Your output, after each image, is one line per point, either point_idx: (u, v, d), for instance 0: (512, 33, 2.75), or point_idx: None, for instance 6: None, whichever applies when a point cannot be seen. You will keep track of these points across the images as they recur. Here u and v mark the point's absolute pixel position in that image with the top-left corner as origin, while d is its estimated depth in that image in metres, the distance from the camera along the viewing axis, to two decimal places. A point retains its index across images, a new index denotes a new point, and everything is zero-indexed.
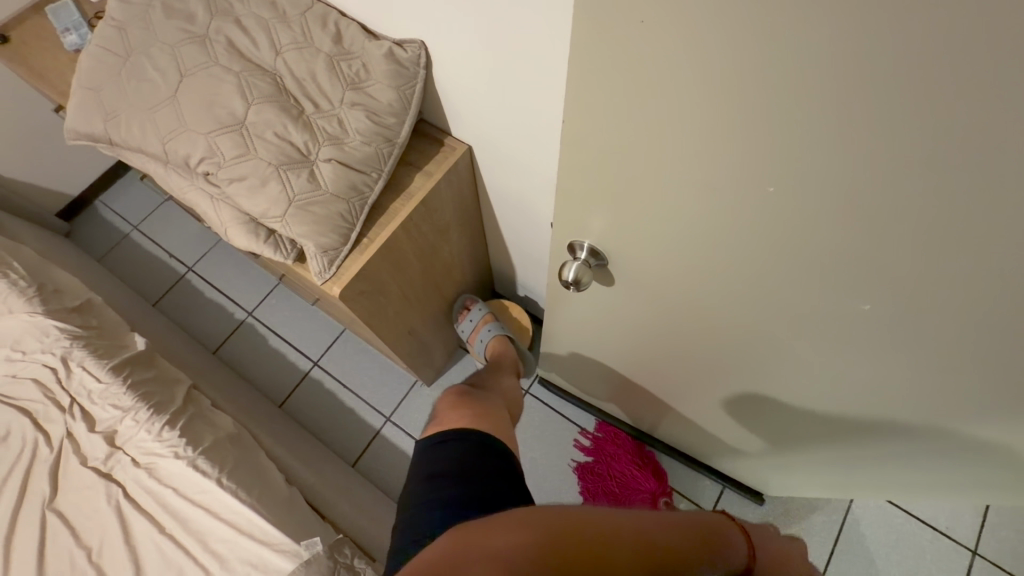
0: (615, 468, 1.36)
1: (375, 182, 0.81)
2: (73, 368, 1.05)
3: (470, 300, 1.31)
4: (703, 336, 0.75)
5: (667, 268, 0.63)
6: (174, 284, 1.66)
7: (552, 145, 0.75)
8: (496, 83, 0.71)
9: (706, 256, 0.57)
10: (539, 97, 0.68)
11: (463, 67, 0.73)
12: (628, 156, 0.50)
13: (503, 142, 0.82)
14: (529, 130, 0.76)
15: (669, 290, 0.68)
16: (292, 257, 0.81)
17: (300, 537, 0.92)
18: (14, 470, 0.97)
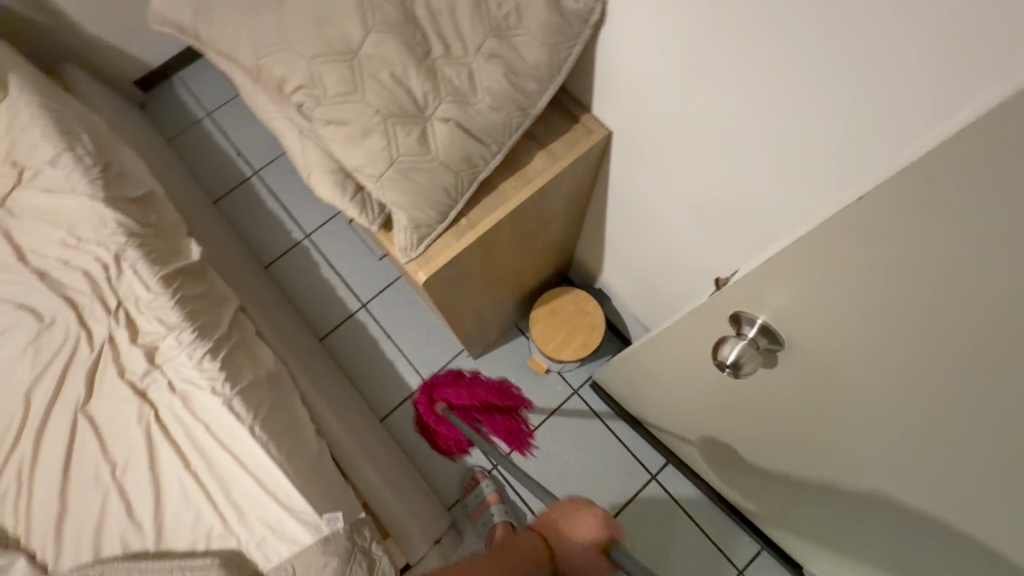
0: (456, 402, 1.35)
1: (493, 157, 0.66)
2: (124, 269, 0.98)
3: (478, 473, 1.30)
4: (847, 447, 0.61)
5: (870, 375, 0.48)
6: (237, 185, 1.57)
7: (748, 175, 0.61)
8: (712, 77, 0.57)
9: (941, 392, 0.42)
10: (799, 127, 0.52)
11: (669, 40, 0.58)
12: (915, 248, 0.35)
13: (668, 141, 0.68)
14: (721, 142, 0.61)
15: (844, 393, 0.53)
16: (378, 224, 0.69)
17: (322, 509, 0.86)
18: (54, 362, 0.93)
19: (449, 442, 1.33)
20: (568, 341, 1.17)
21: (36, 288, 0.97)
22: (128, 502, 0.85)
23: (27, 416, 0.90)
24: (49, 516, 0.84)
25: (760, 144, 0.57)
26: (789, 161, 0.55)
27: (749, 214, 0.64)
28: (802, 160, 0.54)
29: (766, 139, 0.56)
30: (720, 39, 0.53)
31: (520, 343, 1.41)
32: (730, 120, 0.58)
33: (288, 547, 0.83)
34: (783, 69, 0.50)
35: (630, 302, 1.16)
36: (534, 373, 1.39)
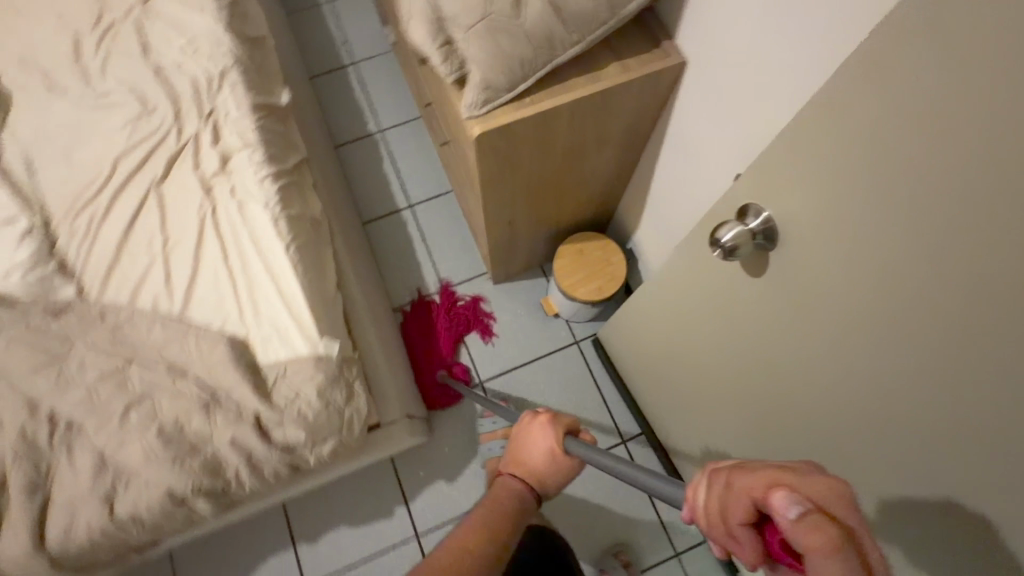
0: (437, 350, 1.39)
1: (572, 45, 0.72)
2: (224, 86, 1.10)
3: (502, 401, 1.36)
4: (813, 378, 0.66)
5: (862, 281, 0.52)
6: (333, 70, 1.69)
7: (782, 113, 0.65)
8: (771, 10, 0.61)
9: (895, 283, 0.49)
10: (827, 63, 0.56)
11: None
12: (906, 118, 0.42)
13: (724, 76, 0.73)
14: (767, 78, 0.65)
15: (827, 309, 0.57)
16: (453, 78, 0.76)
17: (324, 333, 0.94)
18: (144, 142, 1.04)
19: (441, 395, 1.35)
20: (584, 282, 1.22)
21: (148, 78, 1.09)
22: (169, 272, 0.96)
23: (109, 179, 1.02)
24: (102, 262, 0.96)
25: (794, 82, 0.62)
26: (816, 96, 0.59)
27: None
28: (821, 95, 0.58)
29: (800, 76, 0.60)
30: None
31: (539, 283, 1.47)
32: (780, 57, 0.63)
33: (286, 352, 0.91)
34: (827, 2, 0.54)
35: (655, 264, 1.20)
36: (544, 314, 1.44)
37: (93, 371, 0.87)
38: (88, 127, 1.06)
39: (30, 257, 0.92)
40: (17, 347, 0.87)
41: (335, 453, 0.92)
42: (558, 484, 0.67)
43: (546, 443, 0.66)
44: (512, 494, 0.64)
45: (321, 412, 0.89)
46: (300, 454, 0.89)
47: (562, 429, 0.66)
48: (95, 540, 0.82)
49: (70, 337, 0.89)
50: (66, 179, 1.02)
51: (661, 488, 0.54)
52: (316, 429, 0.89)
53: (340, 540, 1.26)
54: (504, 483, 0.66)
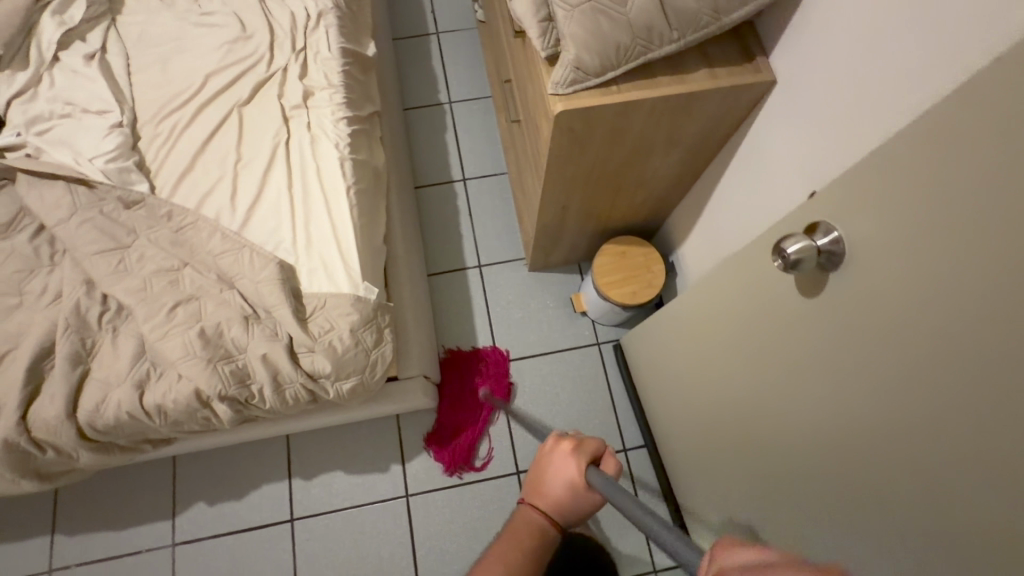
0: (470, 406, 1.33)
1: (670, 43, 0.73)
2: (320, 26, 1.14)
3: None
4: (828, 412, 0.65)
5: (889, 319, 0.52)
6: (418, 35, 1.73)
7: (857, 143, 0.65)
8: (866, 39, 0.61)
9: (925, 327, 0.48)
10: (901, 99, 0.57)
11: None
12: (960, 161, 0.41)
13: (807, 99, 0.73)
14: (847, 107, 0.65)
15: (855, 338, 0.57)
16: (547, 53, 0.78)
17: (366, 277, 0.97)
18: (236, 64, 1.09)
19: (454, 455, 1.30)
20: (621, 283, 1.22)
21: (251, 6, 1.14)
22: (236, 189, 1.00)
23: (198, 92, 1.07)
24: (177, 168, 1.01)
25: (868, 114, 0.62)
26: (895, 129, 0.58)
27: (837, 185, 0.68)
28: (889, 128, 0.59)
29: (873, 108, 0.61)
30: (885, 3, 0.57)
31: (573, 279, 1.48)
32: (859, 88, 0.63)
33: (328, 286, 0.95)
34: (912, 39, 0.55)
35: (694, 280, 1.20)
36: (572, 310, 1.45)
37: (151, 265, 0.91)
38: (188, 41, 1.11)
39: (113, 149, 0.97)
40: (86, 229, 0.91)
41: (353, 392, 0.95)
42: (580, 515, 0.65)
43: (567, 472, 0.65)
44: (530, 526, 0.63)
45: (350, 349, 0.92)
46: (322, 385, 0.92)
47: (585, 456, 0.66)
48: (122, 421, 0.87)
49: (136, 230, 0.94)
50: (159, 85, 1.07)
51: (652, 530, 0.51)
52: (343, 364, 0.92)
53: (334, 482, 1.29)
54: (523, 513, 0.65)
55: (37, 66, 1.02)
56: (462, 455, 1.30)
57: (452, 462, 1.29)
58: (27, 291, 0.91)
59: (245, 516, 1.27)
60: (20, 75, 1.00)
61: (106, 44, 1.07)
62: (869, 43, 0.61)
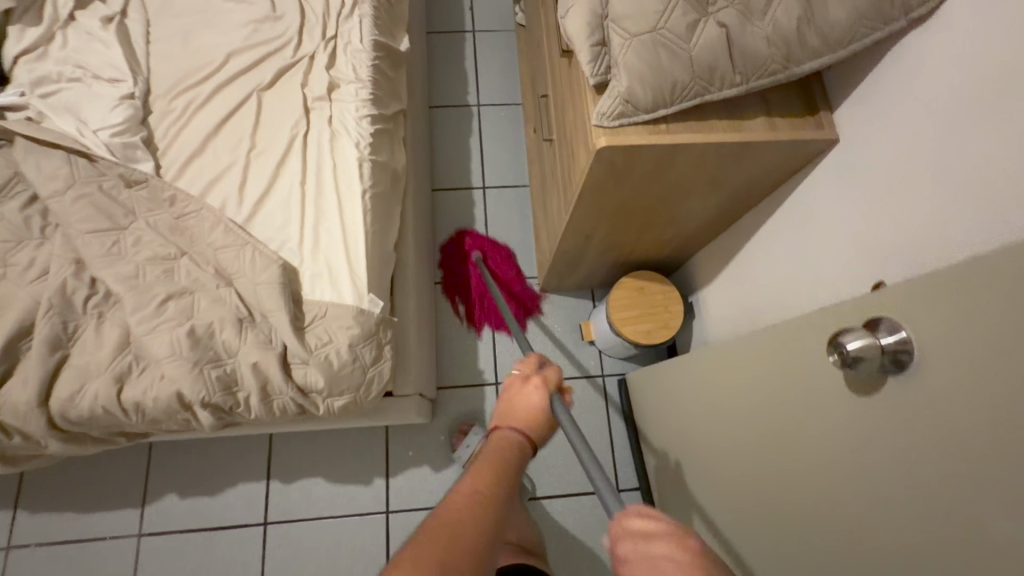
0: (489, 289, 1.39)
1: (731, 86, 0.67)
2: (354, 15, 1.08)
3: (465, 425, 1.29)
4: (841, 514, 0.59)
5: (938, 440, 0.46)
6: (452, 32, 1.66)
7: (925, 232, 0.58)
8: (954, 115, 0.55)
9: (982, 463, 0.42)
10: (979, 190, 0.52)
11: (946, 68, 0.56)
12: None
13: (870, 172, 0.67)
14: (915, 184, 0.60)
15: (892, 447, 0.51)
16: (595, 81, 0.72)
17: (371, 288, 0.92)
18: (261, 46, 1.03)
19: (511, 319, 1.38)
20: (635, 319, 1.16)
21: None
22: (246, 179, 0.95)
23: (219, 71, 1.01)
24: (187, 149, 0.95)
25: (938, 197, 0.57)
26: (977, 231, 0.52)
27: (900, 278, 0.62)
28: (961, 218, 0.54)
29: (945, 192, 0.56)
30: (981, 88, 0.52)
31: (584, 305, 1.42)
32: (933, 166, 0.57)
33: (331, 294, 0.89)
34: (1004, 128, 0.50)
35: (713, 326, 1.15)
36: (580, 336, 1.40)
37: (146, 252, 0.85)
38: (214, 15, 1.05)
39: (120, 123, 0.91)
40: (81, 205, 0.85)
41: (345, 408, 0.90)
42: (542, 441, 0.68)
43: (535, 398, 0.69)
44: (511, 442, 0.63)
45: (347, 364, 0.87)
46: (313, 399, 0.87)
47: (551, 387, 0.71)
48: (96, 416, 0.81)
49: (134, 212, 0.88)
50: (179, 59, 1.01)
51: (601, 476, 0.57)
52: (337, 380, 0.86)
53: (313, 489, 1.24)
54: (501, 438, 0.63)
55: (50, 24, 0.95)
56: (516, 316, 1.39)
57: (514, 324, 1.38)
58: (11, 263, 0.85)
59: (217, 513, 1.22)
60: (31, 31, 0.94)
61: (127, 8, 1.01)
62: (954, 122, 0.55)
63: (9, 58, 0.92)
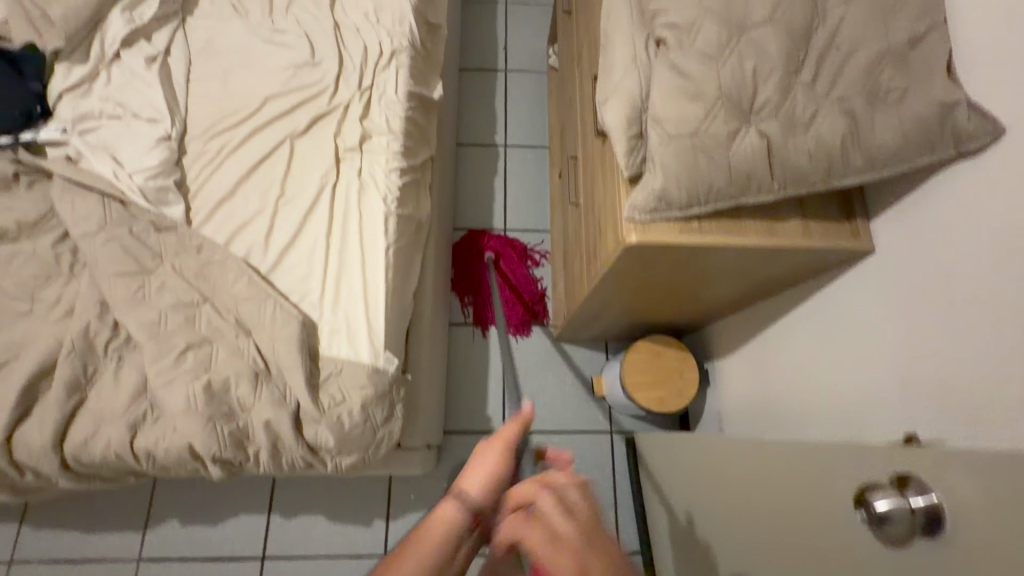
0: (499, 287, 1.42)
1: (768, 193, 0.66)
2: (391, 65, 1.08)
3: None
4: None
5: None
6: (485, 69, 1.67)
7: (964, 384, 0.56)
8: (998, 264, 0.54)
9: None
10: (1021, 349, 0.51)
11: (993, 211, 0.55)
12: None
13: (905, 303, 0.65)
14: (950, 322, 0.58)
15: None
16: (630, 173, 0.71)
17: (388, 347, 0.91)
18: (297, 92, 1.04)
19: (518, 317, 1.42)
20: (650, 385, 1.15)
21: (324, 31, 1.08)
22: (273, 227, 0.95)
23: (254, 115, 1.02)
24: (217, 193, 0.96)
25: (975, 342, 0.55)
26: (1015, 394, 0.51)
27: (927, 413, 0.60)
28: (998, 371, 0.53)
29: (984, 339, 0.55)
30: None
31: (597, 357, 1.41)
32: (972, 309, 0.56)
33: (347, 352, 0.89)
34: None
35: (728, 399, 1.13)
36: (591, 390, 1.39)
37: (168, 298, 0.86)
38: (254, 57, 1.06)
39: (155, 166, 0.93)
40: (111, 248, 0.87)
41: (353, 467, 0.90)
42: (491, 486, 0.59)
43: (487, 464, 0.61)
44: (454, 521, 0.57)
45: (358, 426, 0.86)
46: (322, 456, 0.87)
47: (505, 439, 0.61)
48: (108, 459, 0.82)
49: (161, 256, 0.89)
50: (216, 100, 1.02)
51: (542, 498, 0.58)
52: (347, 440, 0.86)
53: (313, 526, 1.24)
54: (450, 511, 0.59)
55: (96, 62, 0.97)
56: (525, 314, 1.42)
57: (522, 322, 1.42)
58: (39, 299, 0.87)
59: (216, 543, 1.22)
60: (77, 69, 0.96)
61: (170, 47, 1.03)
62: (998, 270, 0.54)
63: (54, 94, 0.95)
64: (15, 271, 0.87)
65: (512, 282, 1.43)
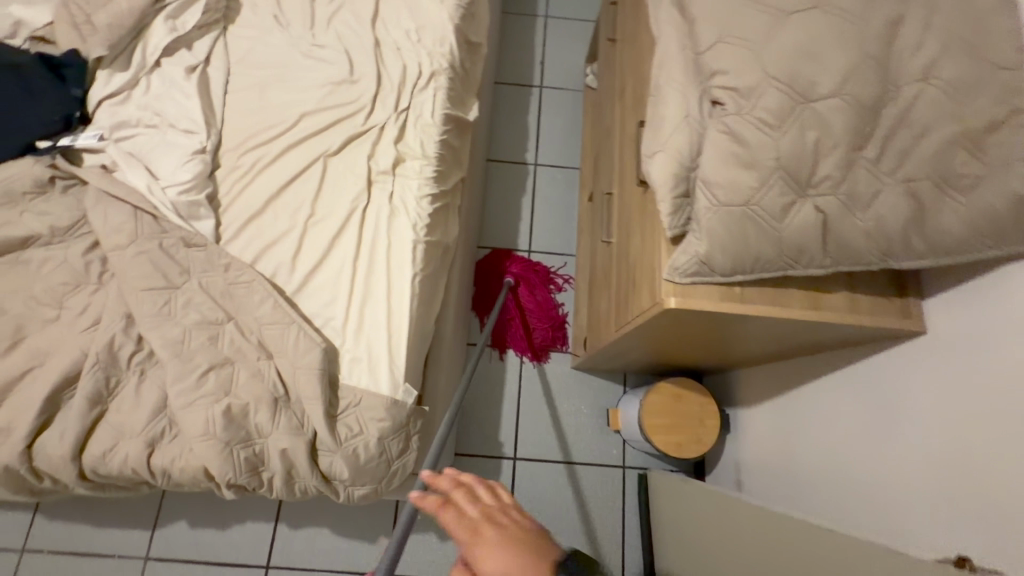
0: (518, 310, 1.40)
1: (818, 267, 0.63)
2: (429, 87, 1.06)
3: None
4: None
5: None
6: (521, 85, 1.65)
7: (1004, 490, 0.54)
8: None
9: None
10: None
11: None
12: None
13: (951, 403, 0.62)
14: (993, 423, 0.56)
15: None
16: (672, 232, 0.68)
17: (407, 378, 0.89)
18: (333, 110, 1.03)
19: (536, 342, 1.39)
20: (667, 429, 1.12)
21: (365, 48, 1.07)
22: (301, 247, 0.94)
23: (289, 131, 1.01)
24: (248, 208, 0.96)
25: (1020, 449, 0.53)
26: None
27: (965, 514, 0.58)
28: None
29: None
30: None
31: (615, 389, 1.39)
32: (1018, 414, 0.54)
33: (367, 381, 0.87)
34: None
35: (749, 451, 1.09)
36: (606, 422, 1.36)
37: (193, 316, 0.86)
38: (293, 70, 1.05)
39: (188, 179, 0.93)
40: (140, 261, 0.86)
41: (365, 497, 0.89)
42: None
43: None
44: None
45: (374, 458, 0.85)
46: (335, 486, 0.86)
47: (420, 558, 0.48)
48: (125, 474, 0.82)
49: (189, 271, 0.89)
50: (252, 113, 1.02)
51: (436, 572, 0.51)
52: (361, 472, 0.85)
53: (319, 539, 1.24)
54: None
55: (137, 70, 0.97)
56: (543, 340, 1.40)
57: (539, 347, 1.39)
58: (66, 306, 0.87)
59: (223, 548, 1.23)
60: (119, 76, 0.97)
61: (210, 56, 1.03)
62: None
63: (93, 100, 0.95)
64: (45, 277, 0.88)
65: (534, 309, 1.40)
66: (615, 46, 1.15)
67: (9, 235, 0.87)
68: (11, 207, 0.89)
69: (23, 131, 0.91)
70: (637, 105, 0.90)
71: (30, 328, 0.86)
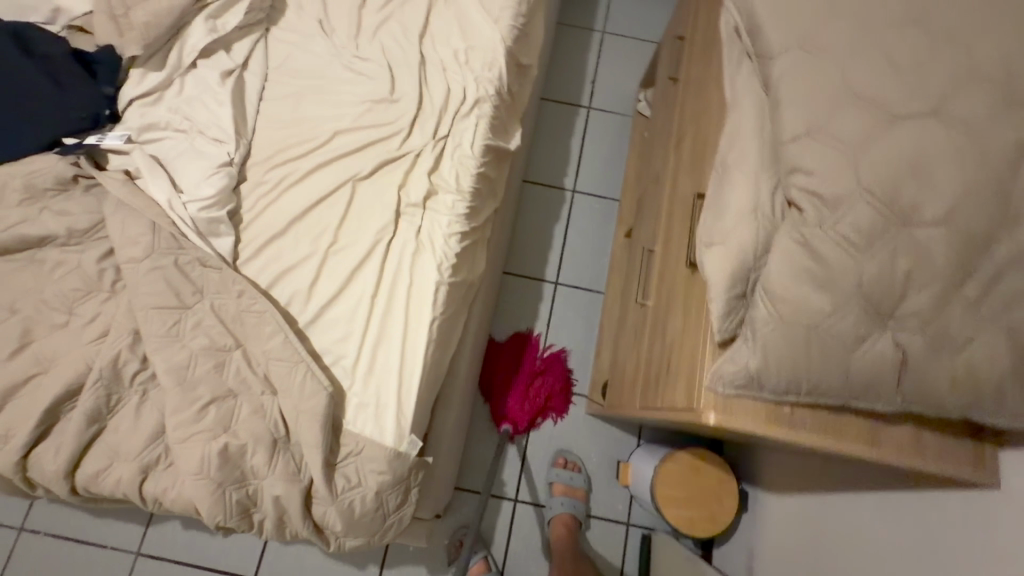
0: (523, 391, 1.30)
1: (886, 405, 0.55)
2: (472, 114, 0.99)
3: (466, 539, 1.23)
4: None
5: None
6: (567, 104, 1.56)
7: None
8: None
9: None
10: None
11: None
12: None
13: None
14: None
15: None
16: (722, 335, 0.61)
17: (414, 428, 0.84)
18: (368, 130, 0.97)
19: (556, 400, 1.33)
20: (685, 503, 1.06)
21: (409, 66, 1.01)
22: (319, 275, 0.90)
23: (320, 148, 0.96)
24: (270, 228, 0.91)
25: None
26: None
27: None
28: None
29: None
30: None
31: (627, 443, 1.32)
32: None
33: (372, 430, 0.83)
34: None
35: (764, 540, 1.03)
36: (614, 476, 1.30)
37: (202, 341, 0.82)
38: (332, 83, 0.99)
39: (213, 195, 0.89)
40: (153, 277, 0.83)
41: (356, 548, 0.85)
42: None
43: None
44: None
45: (369, 513, 0.81)
46: (327, 535, 0.82)
47: None
48: (116, 496, 0.80)
49: (202, 291, 0.85)
50: (285, 125, 0.97)
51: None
52: (355, 525, 0.81)
53: (309, 558, 1.22)
54: None
55: (172, 70, 0.94)
56: (560, 394, 1.33)
57: (561, 402, 1.33)
58: (76, 313, 0.85)
59: (213, 555, 1.21)
60: (153, 75, 0.93)
61: (248, 60, 0.98)
62: None
63: (123, 100, 0.92)
64: (58, 280, 0.85)
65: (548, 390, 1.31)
66: (677, 86, 1.06)
67: (26, 233, 0.85)
68: (32, 202, 0.86)
69: (51, 124, 0.88)
70: (695, 169, 0.82)
71: (37, 331, 0.84)
